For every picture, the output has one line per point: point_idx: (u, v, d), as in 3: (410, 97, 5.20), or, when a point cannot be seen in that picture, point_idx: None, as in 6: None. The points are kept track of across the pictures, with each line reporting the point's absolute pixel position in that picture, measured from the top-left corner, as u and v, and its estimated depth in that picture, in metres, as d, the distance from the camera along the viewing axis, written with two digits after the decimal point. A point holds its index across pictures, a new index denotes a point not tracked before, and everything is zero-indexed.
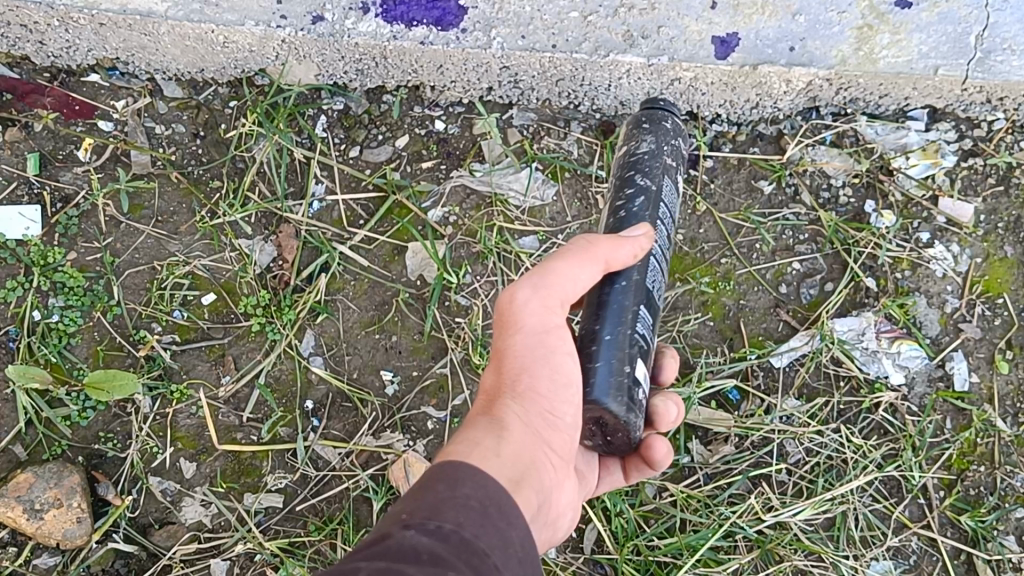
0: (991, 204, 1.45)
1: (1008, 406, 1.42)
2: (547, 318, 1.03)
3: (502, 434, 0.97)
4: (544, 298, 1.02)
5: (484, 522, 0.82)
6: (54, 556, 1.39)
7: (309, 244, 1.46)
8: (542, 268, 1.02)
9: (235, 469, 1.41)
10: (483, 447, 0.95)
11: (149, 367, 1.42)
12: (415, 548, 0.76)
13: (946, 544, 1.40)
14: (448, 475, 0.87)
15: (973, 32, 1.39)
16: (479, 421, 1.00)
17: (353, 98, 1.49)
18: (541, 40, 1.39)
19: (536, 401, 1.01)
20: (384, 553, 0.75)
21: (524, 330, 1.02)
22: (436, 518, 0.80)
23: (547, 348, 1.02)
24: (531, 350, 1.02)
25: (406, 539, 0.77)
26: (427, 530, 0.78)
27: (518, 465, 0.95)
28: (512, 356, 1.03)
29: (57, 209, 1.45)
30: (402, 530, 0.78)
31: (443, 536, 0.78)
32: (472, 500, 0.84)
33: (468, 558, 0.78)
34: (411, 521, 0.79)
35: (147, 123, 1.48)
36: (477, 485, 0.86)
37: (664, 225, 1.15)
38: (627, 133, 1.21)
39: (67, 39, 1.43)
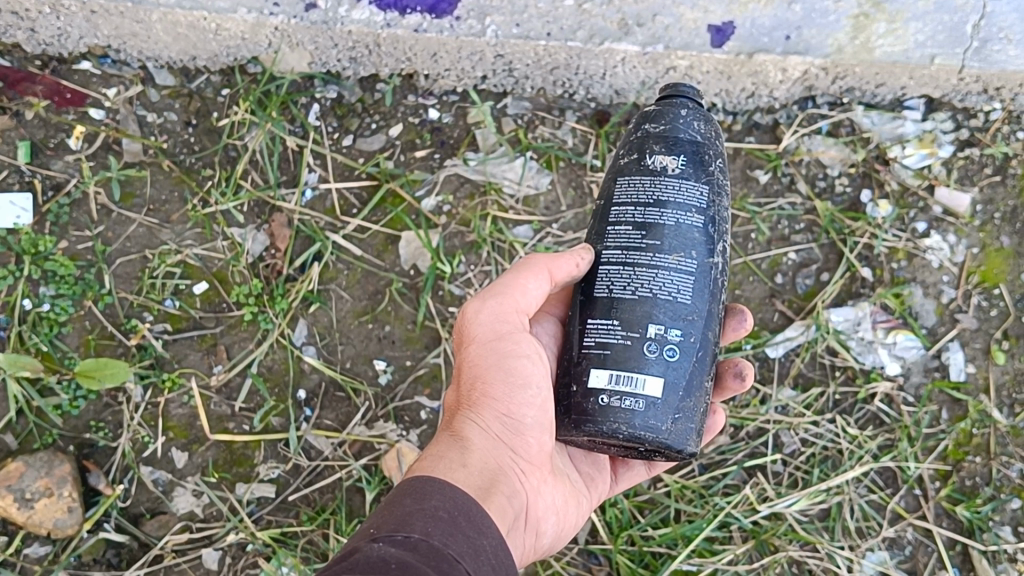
0: (987, 194, 1.45)
1: (1004, 397, 1.42)
2: (501, 330, 1.06)
3: (466, 446, 1.03)
4: (501, 312, 1.07)
5: (453, 532, 0.85)
6: (44, 546, 1.38)
7: (301, 233, 1.45)
8: (491, 288, 1.08)
9: (227, 459, 1.41)
10: (447, 461, 1.01)
11: (141, 357, 1.41)
12: (384, 556, 0.77)
13: (941, 534, 1.39)
14: (415, 490, 0.91)
15: (970, 21, 1.38)
16: (443, 436, 1.06)
17: (346, 86, 1.47)
18: (535, 28, 1.39)
19: (494, 407, 1.05)
20: (352, 564, 0.76)
21: (479, 342, 1.07)
22: (404, 529, 0.83)
23: (500, 355, 1.06)
24: (488, 358, 1.06)
25: (374, 550, 0.79)
26: (394, 541, 0.80)
27: (482, 474, 1.00)
28: (468, 368, 1.08)
29: (48, 197, 1.44)
30: (370, 542, 0.80)
31: (412, 544, 0.80)
32: (440, 511, 0.87)
33: (438, 563, 0.79)
34: (379, 535, 0.82)
35: (138, 111, 1.46)
36: (444, 497, 0.89)
37: (621, 226, 1.02)
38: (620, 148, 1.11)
39: (59, 27, 1.41)
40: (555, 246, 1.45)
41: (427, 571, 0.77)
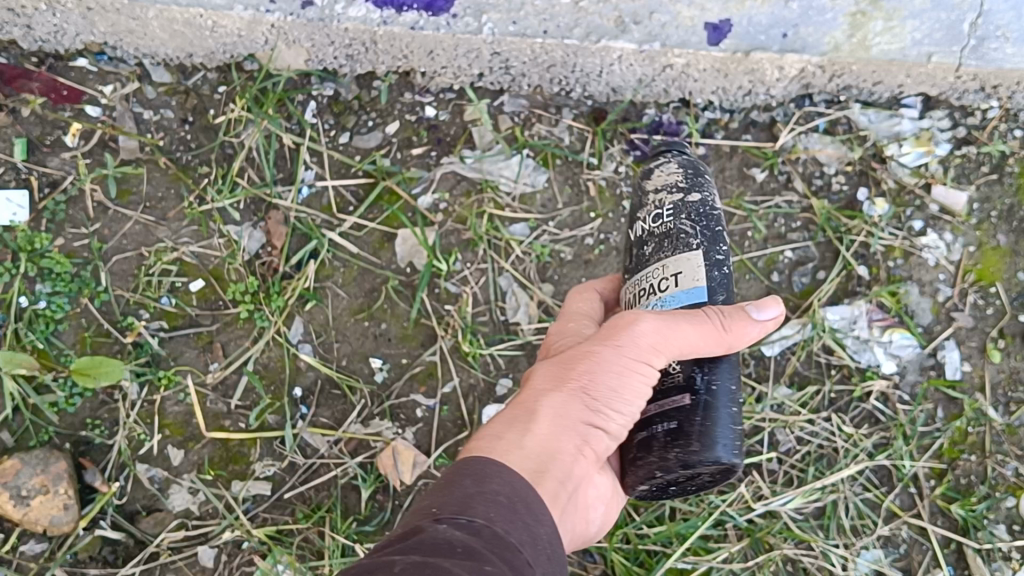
0: (984, 192, 1.45)
1: (999, 395, 1.42)
2: (646, 351, 0.98)
3: (535, 431, 0.97)
4: (656, 332, 0.97)
5: (513, 518, 0.84)
6: (40, 543, 1.38)
7: (298, 231, 1.44)
8: (671, 318, 0.97)
9: (223, 456, 1.41)
10: (504, 441, 0.95)
11: (137, 354, 1.41)
12: (449, 540, 0.77)
13: (936, 532, 1.39)
14: (475, 470, 0.89)
15: (968, 19, 1.38)
16: (513, 410, 1.00)
17: (343, 84, 1.47)
18: (532, 26, 1.39)
19: (582, 404, 0.99)
20: (417, 544, 0.76)
21: (619, 350, 0.99)
22: (467, 512, 0.82)
23: (624, 369, 0.99)
24: (610, 362, 0.99)
25: (439, 533, 0.78)
26: (458, 524, 0.79)
27: (538, 459, 0.94)
28: (585, 359, 1.01)
29: (45, 194, 1.43)
30: (433, 523, 0.80)
31: (475, 529, 0.79)
32: (500, 495, 0.86)
33: (502, 552, 0.78)
34: (441, 515, 0.81)
35: (135, 108, 1.46)
36: (504, 481, 0.88)
37: None
38: (692, 178, 1.08)
39: (54, 23, 1.41)
40: (552, 244, 1.45)
41: (493, 559, 0.76)
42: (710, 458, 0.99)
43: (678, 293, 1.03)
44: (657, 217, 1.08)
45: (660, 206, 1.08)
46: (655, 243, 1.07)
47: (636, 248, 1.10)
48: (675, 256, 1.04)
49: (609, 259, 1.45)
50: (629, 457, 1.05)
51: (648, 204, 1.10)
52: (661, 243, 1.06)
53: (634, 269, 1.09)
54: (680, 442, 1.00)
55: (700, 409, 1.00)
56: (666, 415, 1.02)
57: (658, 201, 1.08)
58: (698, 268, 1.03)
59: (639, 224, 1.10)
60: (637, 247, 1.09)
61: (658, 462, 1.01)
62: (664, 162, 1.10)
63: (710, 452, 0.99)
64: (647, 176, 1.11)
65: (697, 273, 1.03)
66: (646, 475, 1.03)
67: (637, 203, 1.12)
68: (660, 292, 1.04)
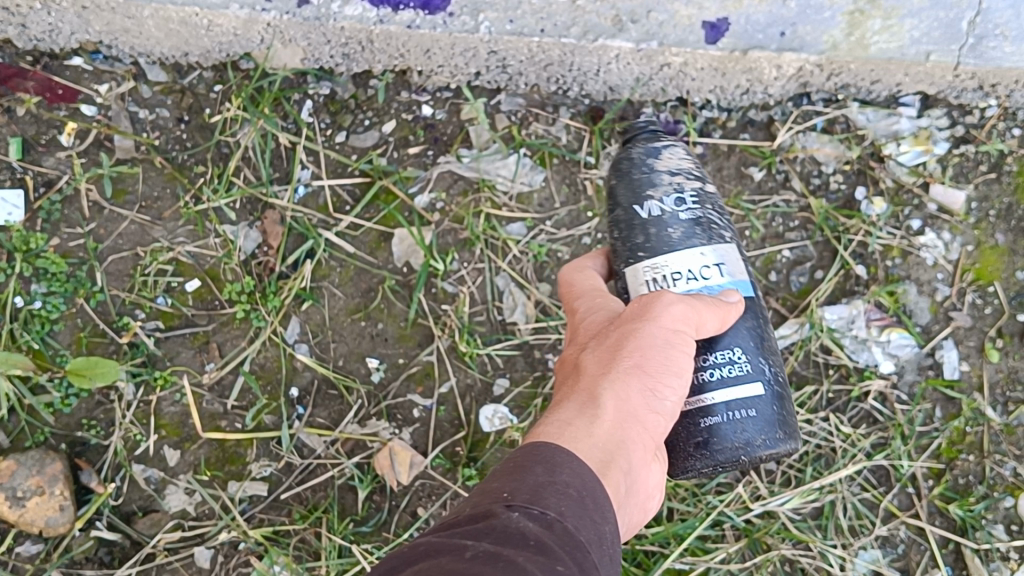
0: (982, 191, 1.44)
1: (997, 394, 1.41)
2: (678, 327, 0.96)
3: (596, 418, 0.93)
4: (687, 312, 0.96)
5: (583, 513, 0.82)
6: (36, 544, 1.38)
7: (294, 230, 1.44)
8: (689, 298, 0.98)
9: (220, 457, 1.40)
10: (572, 429, 0.92)
11: (132, 354, 1.41)
12: (522, 531, 0.76)
13: (934, 533, 1.39)
14: (544, 458, 0.86)
15: (967, 18, 1.37)
16: (575, 398, 0.97)
17: (339, 82, 1.46)
18: (529, 25, 1.38)
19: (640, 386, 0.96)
20: (489, 530, 0.76)
21: (657, 330, 0.96)
22: (539, 503, 0.80)
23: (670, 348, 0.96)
24: (656, 341, 0.96)
25: (511, 522, 0.77)
26: (531, 514, 0.78)
27: (605, 448, 0.91)
28: (633, 342, 0.97)
29: (40, 194, 1.43)
30: (506, 510, 0.78)
31: (547, 522, 0.78)
32: (570, 488, 0.84)
33: (572, 550, 0.77)
34: (514, 502, 0.80)
35: (130, 108, 1.45)
36: (574, 472, 0.85)
37: None
38: (698, 168, 1.11)
39: (49, 22, 1.40)
40: (549, 243, 1.44)
41: (563, 558, 0.75)
42: (790, 448, 1.04)
43: (731, 283, 1.04)
44: (683, 201, 1.07)
45: (681, 191, 1.08)
46: (685, 226, 1.05)
47: (656, 226, 1.06)
48: (716, 246, 1.05)
49: None
50: (703, 442, 1.01)
51: (665, 185, 1.08)
52: (694, 229, 1.05)
53: (655, 248, 1.05)
54: (769, 430, 1.02)
55: (777, 398, 1.04)
56: (753, 402, 1.02)
57: (679, 186, 1.08)
58: (737, 262, 1.06)
59: (658, 204, 1.06)
60: (658, 226, 1.05)
61: (745, 447, 1.01)
62: (672, 147, 1.10)
63: (790, 441, 1.04)
64: (655, 156, 1.09)
65: (738, 268, 1.06)
66: (728, 459, 1.01)
67: (646, 181, 1.08)
68: (706, 279, 1.03)
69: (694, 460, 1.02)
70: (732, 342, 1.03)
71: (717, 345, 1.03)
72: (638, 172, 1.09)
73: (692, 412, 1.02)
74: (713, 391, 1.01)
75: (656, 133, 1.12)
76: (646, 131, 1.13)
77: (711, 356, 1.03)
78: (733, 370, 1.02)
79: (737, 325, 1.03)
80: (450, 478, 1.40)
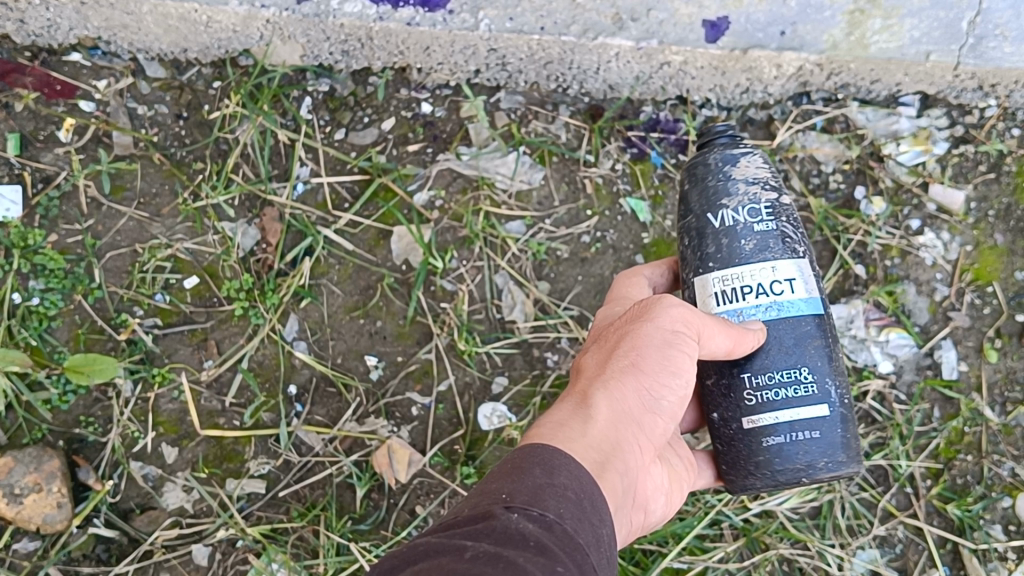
0: (982, 191, 1.44)
1: (995, 395, 1.41)
2: (676, 328, 0.97)
3: (594, 420, 0.93)
4: (687, 316, 0.98)
5: (582, 514, 0.81)
6: (34, 541, 1.38)
7: (293, 228, 1.44)
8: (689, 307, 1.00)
9: (217, 454, 1.40)
10: (568, 430, 0.91)
11: (130, 352, 1.40)
12: (522, 533, 0.75)
13: (932, 532, 1.39)
14: (543, 459, 0.85)
15: (966, 18, 1.37)
16: (571, 399, 0.97)
17: (339, 79, 1.46)
18: (529, 22, 1.38)
19: (636, 386, 0.97)
20: (487, 532, 0.75)
21: (654, 331, 0.98)
22: (539, 505, 0.79)
23: (666, 348, 0.98)
24: (653, 341, 0.98)
25: (512, 523, 0.76)
26: (531, 516, 0.77)
27: (601, 449, 0.91)
28: (631, 342, 0.99)
29: (38, 190, 1.42)
30: (506, 511, 0.77)
31: (547, 524, 0.77)
32: (569, 490, 0.83)
33: (572, 551, 0.77)
34: (513, 504, 0.78)
35: (129, 104, 1.45)
36: (573, 475, 0.84)
37: None
38: (775, 177, 1.08)
39: (48, 17, 1.39)
40: (548, 242, 1.44)
41: (563, 559, 0.75)
42: (855, 471, 1.05)
43: (800, 300, 1.03)
44: (758, 212, 1.04)
45: (756, 202, 1.04)
46: (759, 239, 1.03)
47: (727, 236, 1.04)
48: (789, 261, 1.03)
49: (606, 257, 1.44)
50: (765, 461, 1.03)
51: (741, 195, 1.05)
52: (768, 242, 1.03)
53: (728, 260, 1.03)
54: (833, 452, 1.03)
55: (842, 420, 1.04)
56: (817, 424, 1.02)
57: (755, 196, 1.04)
58: (809, 279, 1.05)
59: (733, 215, 1.04)
60: (729, 237, 1.03)
61: (807, 468, 1.03)
62: (750, 154, 1.07)
63: (854, 464, 1.04)
64: (732, 163, 1.06)
65: (811, 286, 1.05)
66: (790, 479, 1.03)
67: (721, 189, 1.05)
68: (776, 294, 1.02)
69: (754, 478, 1.05)
70: (797, 362, 1.03)
71: (781, 364, 1.02)
72: (714, 179, 1.06)
73: (754, 431, 1.04)
74: (776, 410, 1.02)
75: (733, 138, 1.08)
76: (724, 136, 1.09)
77: (775, 375, 1.03)
78: (797, 390, 1.02)
79: (802, 345, 1.03)
80: (448, 476, 1.40)
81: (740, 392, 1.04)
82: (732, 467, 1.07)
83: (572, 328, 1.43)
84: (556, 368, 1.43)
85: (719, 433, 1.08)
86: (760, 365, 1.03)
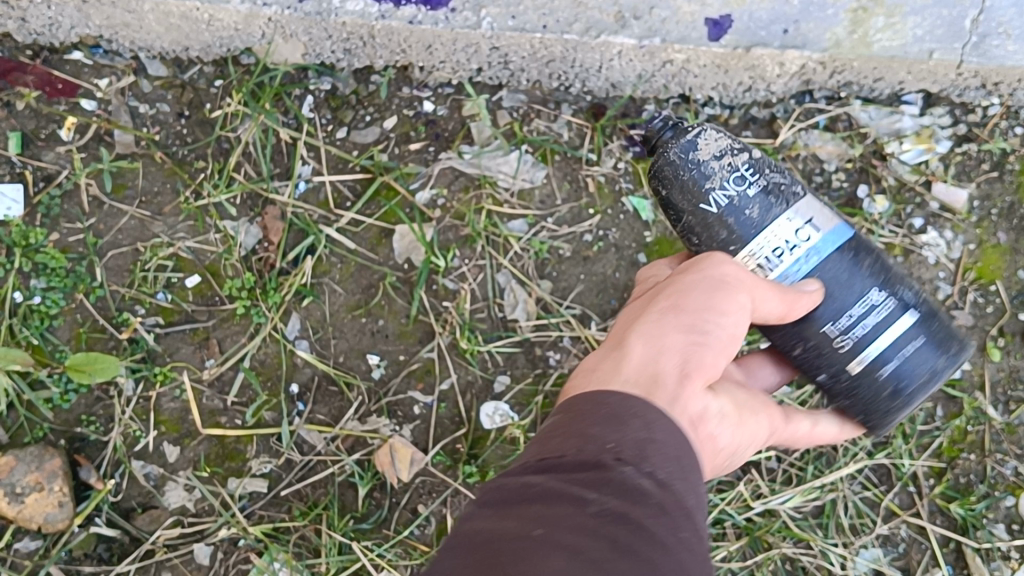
0: (984, 189, 1.44)
1: (998, 394, 1.41)
2: (730, 281, 0.95)
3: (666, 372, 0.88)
4: (740, 273, 0.96)
5: (685, 474, 0.77)
6: (35, 540, 1.38)
7: (295, 227, 1.43)
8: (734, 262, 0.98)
9: (219, 454, 1.40)
10: (633, 380, 0.86)
11: (132, 350, 1.40)
12: (640, 490, 0.72)
13: (935, 531, 1.39)
14: (638, 413, 0.80)
15: (970, 15, 1.36)
16: (617, 351, 0.91)
17: (340, 78, 1.46)
18: (531, 20, 1.37)
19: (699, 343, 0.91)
20: (605, 485, 0.71)
21: (699, 278, 0.96)
22: (647, 461, 0.75)
23: (720, 298, 0.94)
24: (703, 290, 0.95)
25: (628, 478, 0.72)
26: (644, 472, 0.73)
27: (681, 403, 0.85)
28: (686, 295, 0.94)
29: (39, 188, 1.42)
30: (618, 463, 0.73)
31: (659, 482, 0.74)
32: (669, 448, 0.78)
33: (686, 514, 0.74)
34: (623, 456, 0.74)
35: (130, 102, 1.45)
36: (669, 433, 0.80)
37: None
38: (735, 139, 1.08)
39: (49, 16, 1.39)
40: (550, 240, 1.44)
41: (681, 520, 0.72)
42: (965, 350, 1.08)
43: (831, 233, 1.05)
44: (744, 177, 1.05)
45: (735, 169, 1.05)
46: (760, 202, 1.04)
47: (732, 214, 1.03)
48: (796, 207, 1.05)
49: (608, 256, 1.44)
50: (894, 389, 1.05)
51: (718, 174, 1.04)
52: (768, 201, 1.04)
53: (743, 236, 1.03)
54: (939, 351, 1.06)
55: (929, 314, 1.07)
56: (912, 334, 1.05)
57: (731, 166, 1.05)
58: (820, 209, 1.07)
59: (724, 194, 1.04)
60: (735, 213, 1.03)
61: (932, 374, 1.05)
62: (703, 132, 1.06)
63: (960, 345, 1.08)
64: (694, 149, 1.05)
65: (825, 216, 1.06)
66: (921, 393, 1.06)
67: (697, 179, 1.04)
68: (805, 242, 1.04)
69: (893, 409, 1.06)
70: (861, 291, 1.05)
71: (850, 303, 1.04)
72: (685, 173, 1.05)
73: (866, 371, 1.05)
74: (872, 344, 1.04)
75: (678, 127, 1.07)
76: (668, 129, 1.07)
77: (852, 313, 1.04)
78: (876, 315, 1.05)
79: (855, 274, 1.05)
80: (451, 476, 1.40)
81: (831, 345, 1.05)
82: (867, 414, 1.08)
83: (574, 327, 1.43)
84: (558, 367, 1.43)
85: (836, 391, 1.09)
86: (832, 312, 1.04)
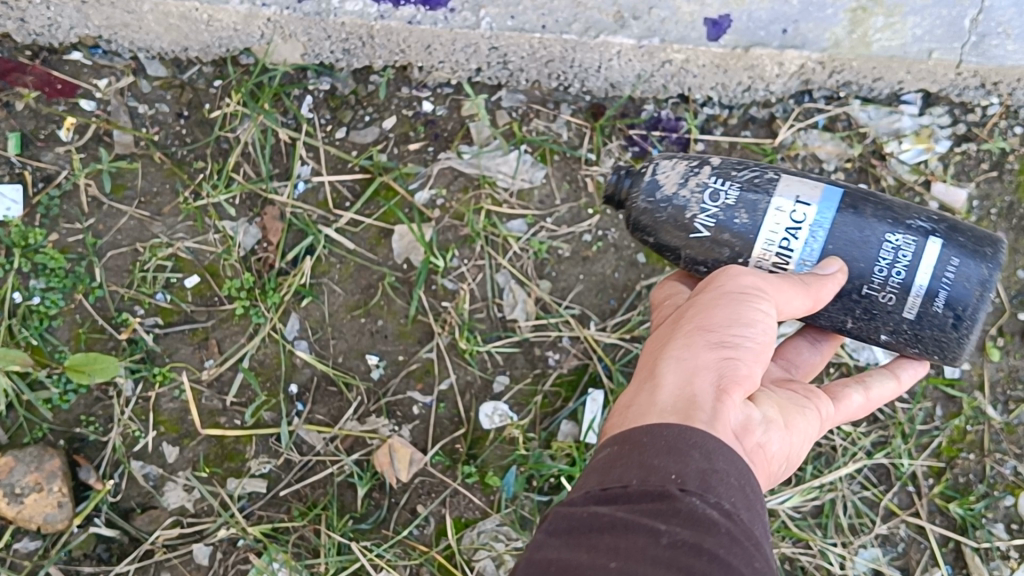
0: (984, 189, 1.44)
1: (998, 393, 1.41)
2: (750, 293, 0.95)
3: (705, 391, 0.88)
4: (759, 282, 0.96)
5: (748, 500, 0.79)
6: (34, 541, 1.38)
7: (294, 227, 1.43)
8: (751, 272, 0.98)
9: (218, 454, 1.40)
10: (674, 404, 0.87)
11: (131, 351, 1.40)
12: (709, 520, 0.73)
13: (934, 531, 1.39)
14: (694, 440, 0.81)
15: (969, 15, 1.36)
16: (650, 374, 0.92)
17: (339, 78, 1.46)
18: (530, 21, 1.37)
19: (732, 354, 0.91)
20: (673, 516, 0.73)
21: (720, 294, 0.95)
22: (711, 491, 0.76)
23: (746, 311, 0.94)
24: (725, 305, 0.94)
25: (696, 508, 0.74)
26: (710, 502, 0.75)
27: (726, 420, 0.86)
28: (712, 312, 0.95)
29: (38, 189, 1.42)
30: (684, 494, 0.75)
31: (725, 511, 0.75)
32: (731, 477, 0.79)
33: (753, 541, 0.75)
34: (687, 487, 0.75)
35: (130, 102, 1.45)
36: (728, 459, 0.80)
37: None
38: (690, 157, 1.10)
39: (49, 16, 1.39)
40: (549, 240, 1.44)
41: (751, 549, 0.74)
42: (1000, 244, 1.06)
43: (823, 200, 1.05)
44: (717, 190, 1.06)
45: (704, 186, 1.06)
46: (743, 205, 1.05)
47: (725, 229, 1.04)
48: (776, 193, 1.04)
49: (608, 256, 1.44)
50: (959, 315, 1.04)
51: (691, 200, 1.06)
52: (749, 200, 1.05)
53: (746, 243, 1.04)
54: (977, 259, 1.05)
55: (950, 229, 1.06)
56: (947, 257, 1.04)
57: (699, 186, 1.06)
58: (802, 182, 1.06)
59: (707, 215, 1.05)
60: (726, 227, 1.04)
61: (984, 285, 1.04)
62: (658, 168, 1.09)
63: (993, 242, 1.06)
64: (658, 187, 1.08)
65: (810, 186, 1.05)
66: (981, 307, 1.05)
67: (674, 214, 1.07)
68: (801, 222, 1.04)
69: (963, 336, 1.05)
70: (877, 238, 1.04)
71: (873, 255, 1.03)
72: (660, 214, 1.07)
73: (922, 313, 1.04)
74: (915, 283, 1.03)
75: (633, 174, 1.11)
76: (627, 180, 1.11)
77: (881, 263, 1.03)
78: (905, 255, 1.04)
79: (863, 224, 1.04)
80: (450, 476, 1.40)
81: (878, 302, 1.04)
82: (941, 351, 1.07)
83: (573, 327, 1.43)
84: (557, 367, 1.43)
85: (902, 342, 1.08)
86: (863, 273, 1.03)
